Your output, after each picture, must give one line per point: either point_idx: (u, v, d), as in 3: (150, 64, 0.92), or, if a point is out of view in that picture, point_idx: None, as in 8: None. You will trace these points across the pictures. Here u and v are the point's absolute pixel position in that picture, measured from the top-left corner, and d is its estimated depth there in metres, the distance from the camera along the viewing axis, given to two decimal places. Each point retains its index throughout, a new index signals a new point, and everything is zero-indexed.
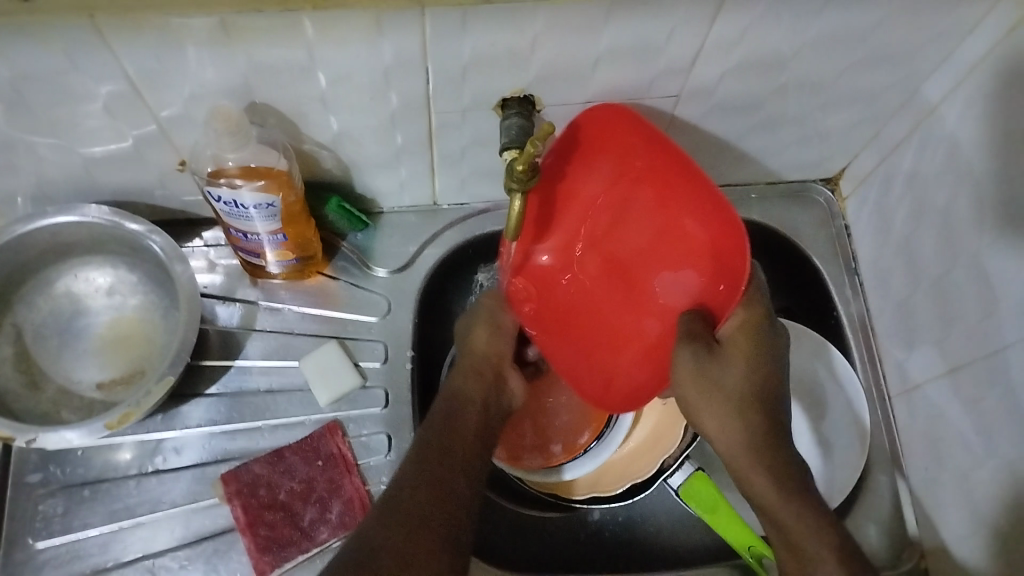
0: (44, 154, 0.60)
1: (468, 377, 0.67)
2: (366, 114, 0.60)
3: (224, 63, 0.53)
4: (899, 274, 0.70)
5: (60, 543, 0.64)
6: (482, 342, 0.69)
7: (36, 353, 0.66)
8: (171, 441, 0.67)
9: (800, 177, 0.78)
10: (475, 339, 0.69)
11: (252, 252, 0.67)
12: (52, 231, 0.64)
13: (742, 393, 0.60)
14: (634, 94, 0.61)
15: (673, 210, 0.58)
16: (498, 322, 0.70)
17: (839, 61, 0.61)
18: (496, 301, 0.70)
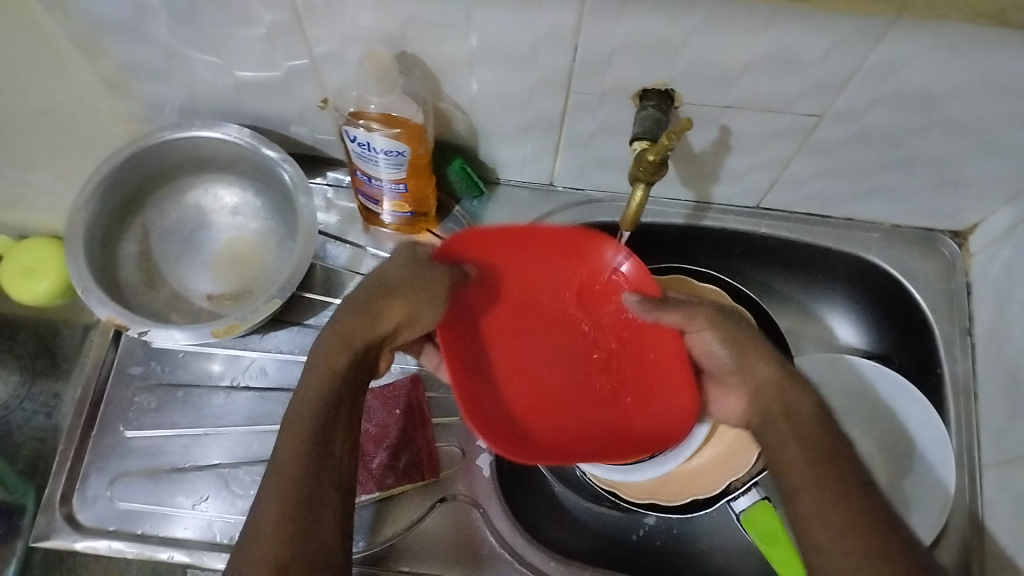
0: (201, 70, 0.64)
1: (374, 302, 0.56)
2: (507, 83, 0.61)
3: (384, 9, 0.55)
4: (1017, 340, 0.66)
5: (147, 436, 0.68)
6: (394, 274, 0.59)
7: (158, 256, 0.70)
8: (264, 362, 0.70)
9: (929, 225, 0.75)
10: (399, 311, 0.57)
11: (371, 197, 0.69)
12: (195, 142, 0.68)
13: (777, 369, 0.60)
14: (775, 108, 0.60)
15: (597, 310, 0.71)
16: (420, 293, 0.59)
17: (998, 108, 0.58)
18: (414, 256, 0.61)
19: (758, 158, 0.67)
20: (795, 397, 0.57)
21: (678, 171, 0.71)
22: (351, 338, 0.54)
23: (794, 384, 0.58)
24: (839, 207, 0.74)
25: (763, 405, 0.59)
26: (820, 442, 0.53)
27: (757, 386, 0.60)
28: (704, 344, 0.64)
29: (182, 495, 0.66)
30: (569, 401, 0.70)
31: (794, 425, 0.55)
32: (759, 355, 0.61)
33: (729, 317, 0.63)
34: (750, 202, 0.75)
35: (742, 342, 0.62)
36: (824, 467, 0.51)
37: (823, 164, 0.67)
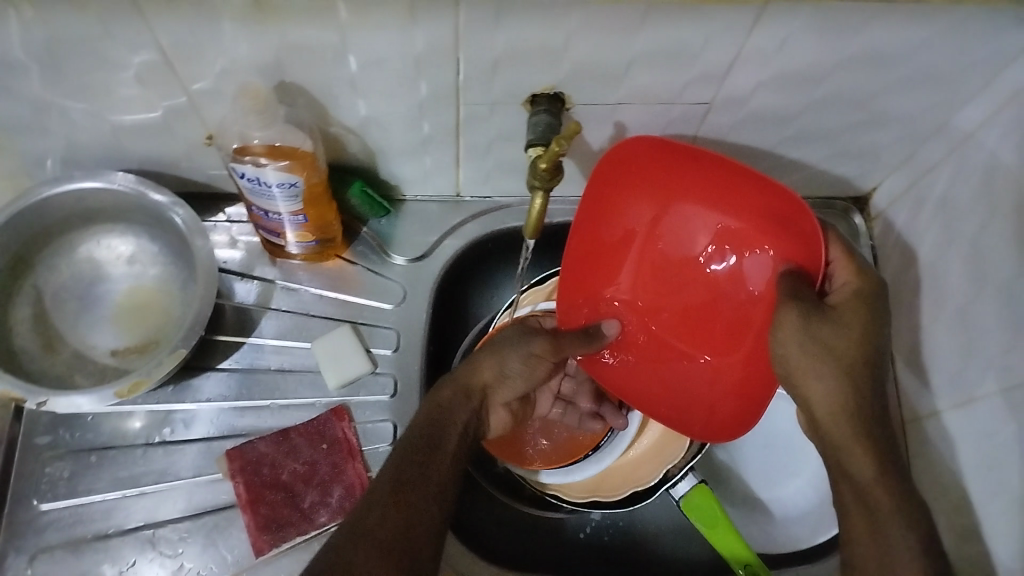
0: (75, 120, 0.61)
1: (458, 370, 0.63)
2: (396, 101, 0.60)
3: (257, 41, 0.53)
4: (923, 299, 0.68)
5: (65, 507, 0.65)
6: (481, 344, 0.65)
7: (54, 316, 0.66)
8: (181, 413, 0.68)
9: (830, 194, 0.77)
10: (511, 363, 0.63)
11: (272, 231, 0.67)
12: (78, 195, 0.65)
13: (854, 359, 0.53)
14: (666, 99, 0.61)
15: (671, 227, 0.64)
16: (521, 348, 0.64)
17: (878, 79, 0.60)
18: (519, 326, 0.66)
19: None
20: (865, 430, 0.52)
21: (582, 170, 0.70)
22: (466, 391, 0.61)
23: (866, 402, 0.52)
24: None
25: (840, 434, 0.52)
26: (895, 497, 0.49)
27: (838, 403, 0.53)
28: (790, 344, 0.54)
29: (108, 563, 0.63)
30: (694, 321, 0.67)
31: (865, 470, 0.51)
32: (830, 366, 0.53)
33: (832, 313, 0.54)
34: None
35: (824, 343, 0.53)
36: (882, 517, 0.49)
37: (722, 148, 0.68)
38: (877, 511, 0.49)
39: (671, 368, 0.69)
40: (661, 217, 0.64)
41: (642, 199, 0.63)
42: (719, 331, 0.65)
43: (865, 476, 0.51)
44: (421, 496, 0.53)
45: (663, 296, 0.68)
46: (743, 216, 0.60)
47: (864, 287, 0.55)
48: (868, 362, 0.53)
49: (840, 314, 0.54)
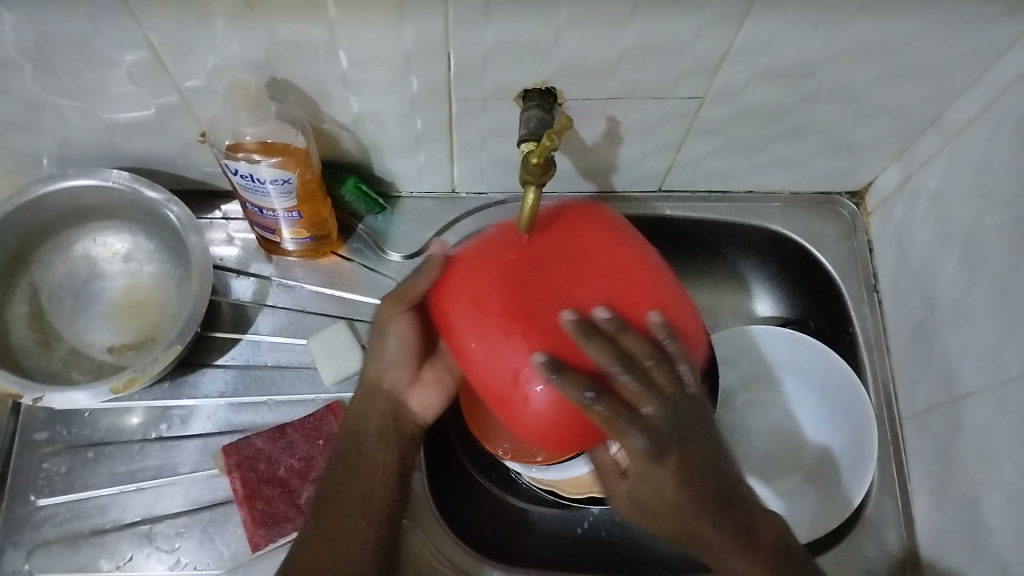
0: (69, 118, 0.61)
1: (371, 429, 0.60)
2: (387, 97, 0.60)
3: (247, 38, 0.53)
4: (918, 294, 0.68)
5: (62, 502, 0.65)
6: (364, 404, 0.61)
7: (51, 313, 0.67)
8: (177, 409, 0.68)
9: (826, 188, 0.76)
10: (372, 366, 0.62)
11: (267, 228, 0.67)
12: (74, 192, 0.65)
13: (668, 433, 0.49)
14: (658, 94, 0.61)
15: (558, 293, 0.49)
16: (399, 331, 0.60)
17: (870, 72, 0.59)
18: (392, 305, 0.60)
19: (650, 143, 0.67)
20: (682, 491, 0.49)
21: (576, 166, 0.70)
22: (372, 408, 0.61)
23: (695, 514, 0.50)
24: (738, 181, 0.74)
25: (680, 514, 0.50)
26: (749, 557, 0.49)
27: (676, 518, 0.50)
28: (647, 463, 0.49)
29: (104, 558, 0.63)
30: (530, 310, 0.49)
31: (682, 522, 0.50)
32: (656, 461, 0.49)
33: (637, 397, 0.48)
34: (652, 186, 0.75)
35: (681, 480, 0.49)
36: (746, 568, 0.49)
37: (715, 142, 0.68)
38: (722, 566, 0.50)
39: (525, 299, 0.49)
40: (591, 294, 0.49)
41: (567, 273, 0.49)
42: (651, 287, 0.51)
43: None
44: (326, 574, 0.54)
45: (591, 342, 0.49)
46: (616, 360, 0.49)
47: (672, 375, 0.49)
48: (688, 416, 0.50)
49: (684, 452, 0.49)
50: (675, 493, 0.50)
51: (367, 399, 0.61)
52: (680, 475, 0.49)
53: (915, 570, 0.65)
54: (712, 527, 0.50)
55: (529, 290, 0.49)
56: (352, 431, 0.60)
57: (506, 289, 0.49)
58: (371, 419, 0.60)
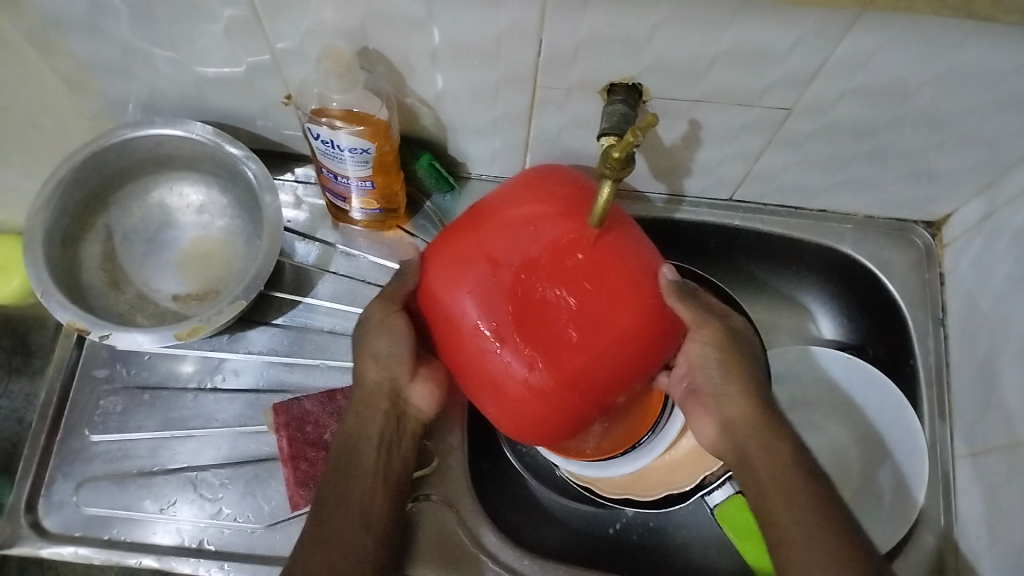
0: (161, 67, 0.62)
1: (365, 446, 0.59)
2: (472, 77, 0.60)
3: (345, 5, 0.54)
4: (987, 333, 0.66)
5: (114, 440, 0.67)
6: (353, 417, 0.59)
7: (122, 256, 0.69)
8: (232, 363, 0.69)
9: (902, 215, 0.74)
10: (367, 371, 0.60)
11: (338, 195, 0.68)
12: (157, 141, 0.67)
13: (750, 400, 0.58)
14: (744, 101, 0.60)
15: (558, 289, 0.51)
16: (390, 334, 0.59)
17: (967, 100, 0.58)
18: (382, 306, 0.59)
19: (729, 150, 0.67)
20: (768, 431, 0.56)
21: (650, 165, 0.70)
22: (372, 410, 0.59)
23: (766, 425, 0.57)
24: (812, 198, 0.73)
25: (738, 440, 0.57)
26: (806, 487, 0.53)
27: (729, 419, 0.58)
28: (700, 367, 0.60)
29: (149, 499, 0.65)
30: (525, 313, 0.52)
31: (765, 457, 0.55)
32: (740, 386, 0.58)
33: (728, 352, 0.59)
34: (723, 194, 0.74)
35: (725, 367, 0.59)
36: (800, 503, 0.52)
37: (795, 156, 0.67)
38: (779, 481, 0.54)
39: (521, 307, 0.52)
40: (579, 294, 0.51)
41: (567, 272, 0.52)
42: (613, 260, 0.53)
43: (771, 503, 0.53)
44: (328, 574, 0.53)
45: (558, 317, 0.51)
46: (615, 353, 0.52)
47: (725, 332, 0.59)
48: (756, 375, 0.59)
49: (737, 343, 0.60)
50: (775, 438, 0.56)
51: (364, 409, 0.59)
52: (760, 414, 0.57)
53: None
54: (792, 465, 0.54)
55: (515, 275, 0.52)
56: (348, 443, 0.59)
57: (490, 286, 0.52)
58: (369, 429, 0.59)
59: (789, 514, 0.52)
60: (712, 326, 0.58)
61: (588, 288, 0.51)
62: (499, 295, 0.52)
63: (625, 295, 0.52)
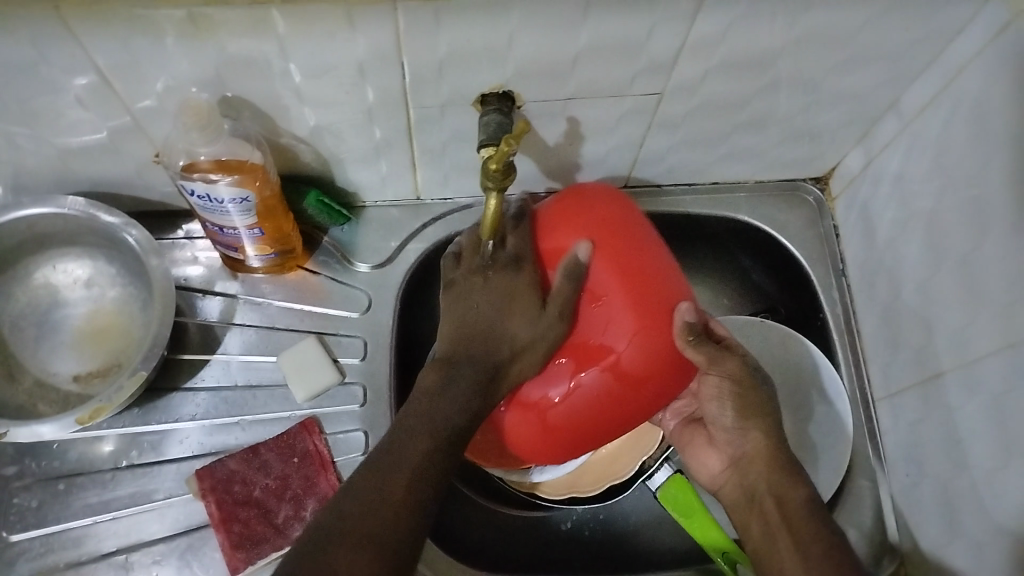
0: (18, 145, 0.60)
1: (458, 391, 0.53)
2: (344, 108, 0.59)
3: (196, 56, 0.52)
4: (885, 277, 0.68)
5: (34, 538, 0.64)
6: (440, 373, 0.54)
7: (13, 345, 0.66)
8: (148, 435, 0.67)
9: (790, 176, 0.76)
10: (515, 323, 0.54)
11: (230, 246, 0.67)
12: (29, 222, 0.64)
13: (769, 432, 0.59)
14: (616, 92, 0.60)
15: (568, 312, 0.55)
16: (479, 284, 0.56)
17: (826, 59, 0.60)
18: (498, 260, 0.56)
19: (613, 140, 0.67)
20: (783, 465, 0.58)
21: (540, 167, 0.70)
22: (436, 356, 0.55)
23: (781, 457, 0.58)
24: (703, 174, 0.74)
25: (752, 474, 0.59)
26: (799, 518, 0.53)
27: (738, 456, 0.61)
28: (713, 402, 0.62)
29: None
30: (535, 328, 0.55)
31: (776, 494, 0.56)
32: (753, 422, 0.60)
33: (744, 388, 0.60)
34: (617, 183, 0.74)
35: (739, 405, 0.60)
36: (796, 527, 0.53)
37: (678, 136, 0.68)
38: (768, 520, 0.55)
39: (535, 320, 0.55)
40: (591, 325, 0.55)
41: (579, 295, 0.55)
42: (643, 301, 0.53)
43: (782, 544, 0.53)
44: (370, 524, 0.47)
45: (571, 348, 0.55)
46: (617, 380, 0.54)
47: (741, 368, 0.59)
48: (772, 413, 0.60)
49: (756, 382, 0.60)
50: (781, 468, 0.57)
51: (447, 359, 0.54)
52: (778, 446, 0.59)
53: (895, 551, 0.66)
54: (800, 487, 0.56)
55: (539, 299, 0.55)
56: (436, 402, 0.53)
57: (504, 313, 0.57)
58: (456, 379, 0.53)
59: (794, 549, 0.51)
60: (732, 363, 0.59)
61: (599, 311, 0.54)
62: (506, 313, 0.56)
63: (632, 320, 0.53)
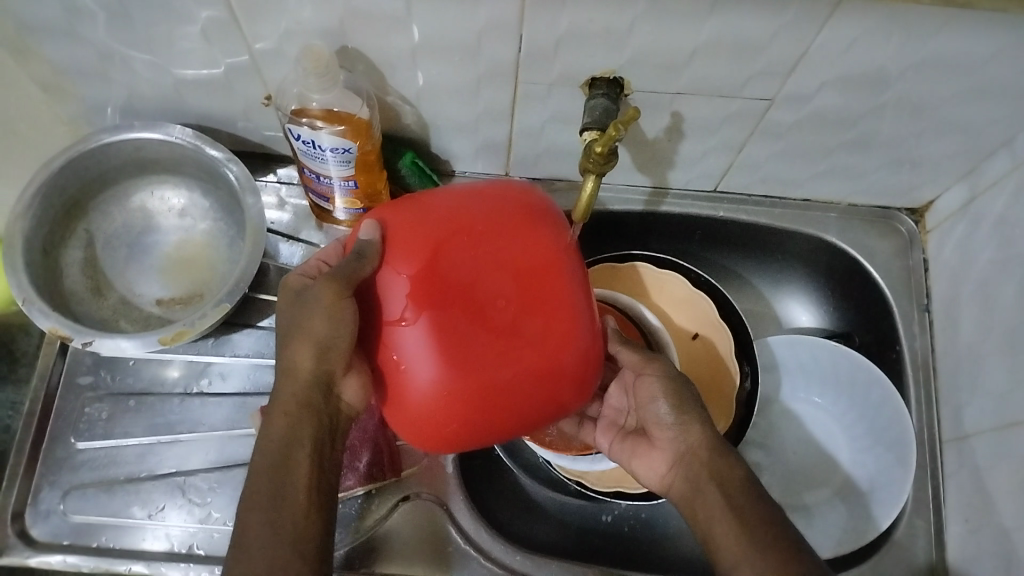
0: (137, 70, 0.62)
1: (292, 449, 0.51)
2: (453, 75, 0.60)
3: (322, 5, 0.53)
4: (971, 319, 0.67)
5: (100, 447, 0.66)
6: (272, 430, 0.51)
7: (104, 261, 0.68)
8: (218, 366, 0.69)
9: (885, 203, 0.75)
10: (321, 331, 0.50)
11: (322, 195, 0.68)
12: (136, 144, 0.66)
13: (711, 437, 0.55)
14: (726, 92, 0.60)
15: (479, 290, 0.49)
16: (333, 316, 0.50)
17: (944, 87, 0.58)
18: (332, 289, 0.49)
19: (712, 142, 0.67)
20: (723, 463, 0.54)
21: (634, 158, 0.70)
22: (303, 408, 0.51)
23: (717, 453, 0.55)
24: (796, 188, 0.73)
25: (693, 473, 0.55)
26: (743, 502, 0.51)
27: (682, 451, 0.56)
28: (649, 404, 0.59)
29: (137, 506, 0.65)
30: (443, 278, 0.49)
31: (718, 481, 0.53)
32: (688, 415, 0.57)
33: (678, 389, 0.58)
34: (707, 185, 0.74)
35: (676, 403, 0.57)
36: (738, 504, 0.51)
37: (777, 146, 0.67)
38: (707, 509, 0.52)
39: (444, 267, 0.49)
40: (496, 312, 0.49)
41: (501, 270, 0.50)
42: (541, 291, 0.50)
43: (721, 528, 0.50)
44: (266, 535, 0.48)
45: (455, 316, 0.49)
46: (485, 395, 0.49)
47: (671, 370, 0.59)
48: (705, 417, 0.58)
49: (688, 384, 0.59)
50: (719, 457, 0.54)
51: (289, 412, 0.51)
52: (718, 443, 0.55)
53: None
54: (737, 469, 0.53)
55: (439, 254, 0.50)
56: (282, 441, 0.51)
57: (409, 259, 0.50)
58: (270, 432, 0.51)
59: (736, 539, 0.49)
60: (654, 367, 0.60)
61: (512, 305, 0.49)
62: (417, 255, 0.50)
63: (549, 333, 0.49)
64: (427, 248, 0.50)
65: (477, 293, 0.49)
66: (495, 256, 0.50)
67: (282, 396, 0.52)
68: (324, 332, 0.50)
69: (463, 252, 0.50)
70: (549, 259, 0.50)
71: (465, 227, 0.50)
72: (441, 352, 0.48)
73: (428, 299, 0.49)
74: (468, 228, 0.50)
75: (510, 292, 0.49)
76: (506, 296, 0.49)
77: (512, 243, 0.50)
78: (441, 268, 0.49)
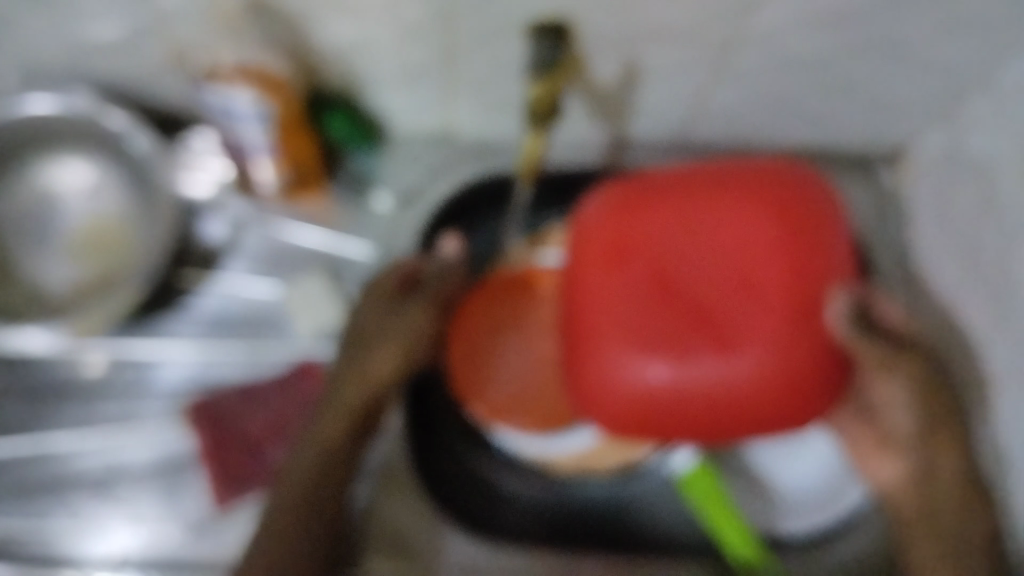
0: (28, 33, 0.55)
1: (334, 437, 0.56)
2: (379, 25, 0.54)
3: None
4: (950, 273, 0.63)
5: (19, 448, 0.61)
6: (329, 420, 0.56)
7: (12, 246, 0.62)
8: (143, 354, 0.64)
9: (858, 150, 0.70)
10: (377, 352, 0.57)
11: (244, 163, 0.62)
12: (34, 116, 0.60)
13: (916, 444, 0.56)
14: (681, 35, 0.54)
15: (672, 293, 0.51)
16: (404, 326, 0.58)
17: (917, 19, 0.53)
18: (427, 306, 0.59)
19: (670, 91, 0.61)
20: (947, 482, 0.55)
21: (589, 112, 0.64)
22: (349, 408, 0.56)
23: (926, 471, 0.55)
24: (763, 138, 0.68)
25: (936, 492, 0.55)
26: (969, 532, 0.54)
27: (920, 474, 0.56)
28: (897, 407, 0.55)
29: (62, 510, 0.60)
30: (665, 319, 0.50)
31: (960, 511, 0.54)
32: (948, 424, 0.55)
33: (925, 380, 0.55)
34: (667, 138, 0.69)
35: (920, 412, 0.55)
36: (966, 533, 0.54)
37: (741, 94, 0.62)
38: (947, 538, 0.54)
39: (613, 291, 0.51)
40: (652, 313, 0.51)
41: (641, 269, 0.51)
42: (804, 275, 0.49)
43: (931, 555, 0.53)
44: (298, 509, 0.54)
45: (665, 329, 0.50)
46: (715, 412, 0.50)
47: (918, 362, 0.54)
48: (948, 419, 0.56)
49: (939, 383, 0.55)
50: (959, 474, 0.55)
51: (331, 398, 0.57)
52: (958, 460, 0.55)
53: None
54: (963, 493, 0.55)
55: (622, 256, 0.51)
56: (329, 429, 0.56)
57: (631, 283, 0.51)
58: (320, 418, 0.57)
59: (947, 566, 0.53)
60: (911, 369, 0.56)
61: (728, 312, 0.50)
62: (657, 286, 0.51)
63: (709, 332, 0.50)
64: (613, 256, 0.51)
65: (660, 276, 0.51)
66: (632, 259, 0.51)
67: (343, 385, 0.57)
68: (407, 327, 0.58)
69: (622, 260, 0.51)
70: (723, 255, 0.51)
71: (614, 240, 0.52)
72: (720, 367, 0.49)
73: (642, 326, 0.50)
74: (617, 240, 0.52)
75: (681, 290, 0.51)
76: (670, 292, 0.51)
77: (673, 239, 0.52)
78: (637, 288, 0.51)
